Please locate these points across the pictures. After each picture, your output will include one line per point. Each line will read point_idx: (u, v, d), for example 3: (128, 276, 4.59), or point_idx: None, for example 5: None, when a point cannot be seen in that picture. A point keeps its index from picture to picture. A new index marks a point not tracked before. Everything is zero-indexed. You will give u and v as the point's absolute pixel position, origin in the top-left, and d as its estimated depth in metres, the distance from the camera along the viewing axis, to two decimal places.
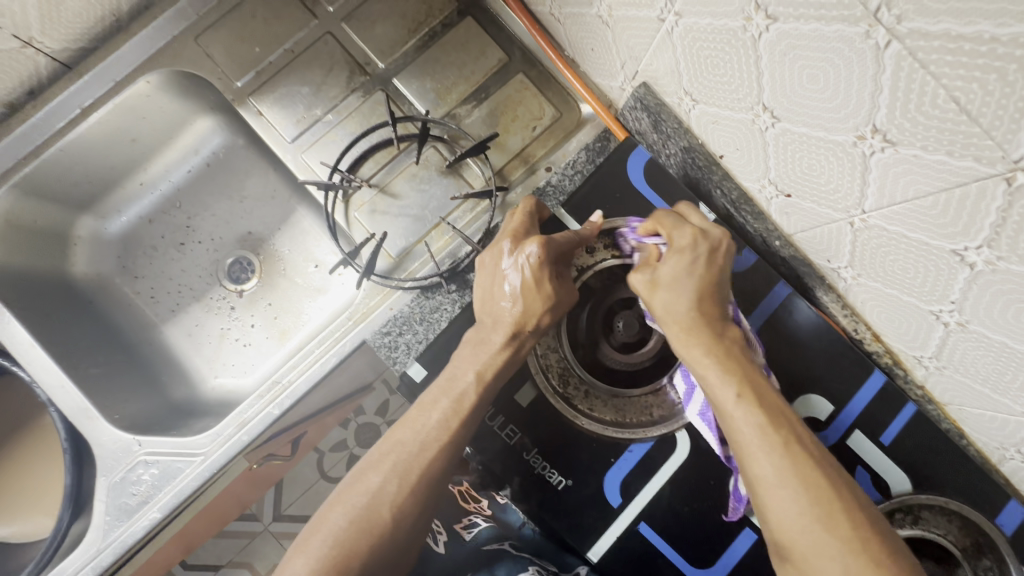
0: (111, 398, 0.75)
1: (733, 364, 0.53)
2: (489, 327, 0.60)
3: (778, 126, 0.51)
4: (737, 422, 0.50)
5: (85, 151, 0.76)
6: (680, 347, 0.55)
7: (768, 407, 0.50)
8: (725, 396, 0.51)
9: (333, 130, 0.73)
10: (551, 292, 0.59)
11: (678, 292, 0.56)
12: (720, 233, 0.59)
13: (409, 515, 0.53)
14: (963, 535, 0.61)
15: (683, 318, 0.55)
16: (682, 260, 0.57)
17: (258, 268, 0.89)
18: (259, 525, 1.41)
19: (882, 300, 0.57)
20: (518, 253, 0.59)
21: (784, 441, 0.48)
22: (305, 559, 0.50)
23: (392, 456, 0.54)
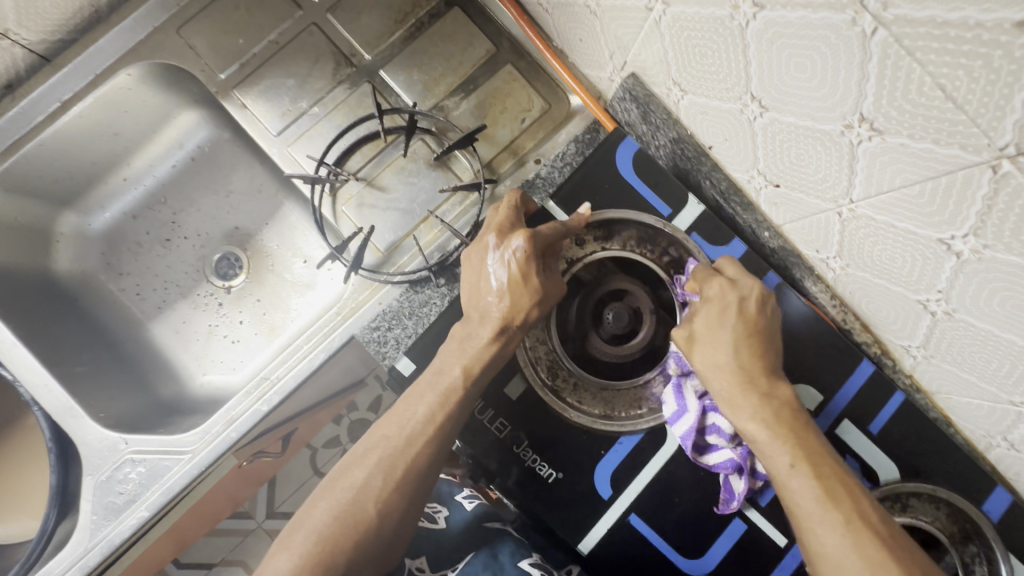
0: (97, 396, 0.74)
1: (784, 426, 0.53)
2: (475, 323, 0.59)
3: (767, 116, 0.50)
4: (795, 496, 0.50)
5: (66, 145, 0.74)
6: (728, 409, 0.55)
7: (826, 477, 0.50)
8: (781, 464, 0.52)
9: (319, 123, 0.72)
10: (539, 286, 0.59)
11: (720, 347, 0.56)
12: (755, 283, 0.58)
13: (394, 510, 0.53)
14: (950, 522, 0.62)
15: (728, 375, 0.55)
16: (712, 312, 0.57)
17: (246, 264, 0.88)
18: (253, 522, 1.40)
19: (870, 289, 0.57)
20: (504, 248, 0.58)
21: (846, 519, 0.48)
22: (288, 555, 0.50)
23: (378, 452, 0.54)
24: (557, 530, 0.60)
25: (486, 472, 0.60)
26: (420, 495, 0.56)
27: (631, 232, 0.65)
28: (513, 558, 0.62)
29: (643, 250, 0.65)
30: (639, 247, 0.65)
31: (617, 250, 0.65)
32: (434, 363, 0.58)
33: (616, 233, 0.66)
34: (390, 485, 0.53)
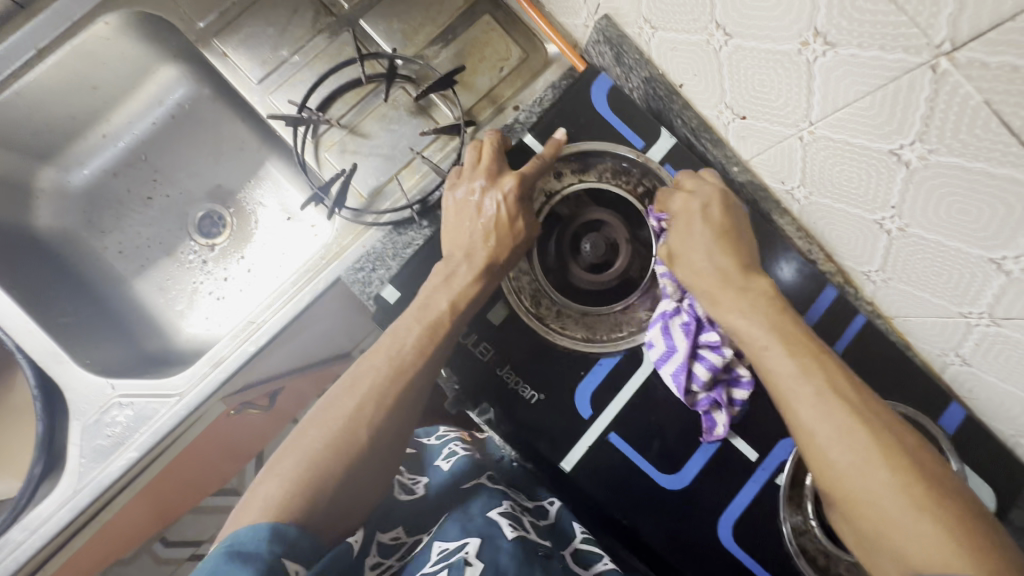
0: (82, 347, 0.74)
1: (760, 310, 0.53)
2: (457, 260, 0.62)
3: (731, 44, 0.53)
4: (773, 376, 0.49)
5: (44, 96, 0.74)
6: (710, 305, 0.57)
7: (801, 355, 0.49)
8: (757, 347, 0.51)
9: (300, 71, 0.72)
10: (528, 227, 0.64)
11: (693, 249, 0.59)
12: (712, 189, 0.61)
13: (385, 440, 0.54)
14: (912, 438, 0.66)
15: (707, 280, 0.57)
16: (681, 224, 0.61)
17: (230, 222, 0.88)
18: (242, 497, 1.37)
19: (833, 216, 0.61)
20: (494, 190, 0.62)
21: (820, 388, 0.46)
22: (278, 481, 0.49)
23: (367, 382, 0.55)
24: (541, 449, 0.64)
25: (473, 394, 0.65)
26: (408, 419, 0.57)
27: (606, 165, 0.69)
28: (483, 508, 0.60)
29: (618, 182, 0.70)
30: (614, 178, 0.70)
31: (593, 181, 0.69)
32: (421, 297, 0.60)
33: (592, 165, 0.70)
34: (384, 403, 0.54)
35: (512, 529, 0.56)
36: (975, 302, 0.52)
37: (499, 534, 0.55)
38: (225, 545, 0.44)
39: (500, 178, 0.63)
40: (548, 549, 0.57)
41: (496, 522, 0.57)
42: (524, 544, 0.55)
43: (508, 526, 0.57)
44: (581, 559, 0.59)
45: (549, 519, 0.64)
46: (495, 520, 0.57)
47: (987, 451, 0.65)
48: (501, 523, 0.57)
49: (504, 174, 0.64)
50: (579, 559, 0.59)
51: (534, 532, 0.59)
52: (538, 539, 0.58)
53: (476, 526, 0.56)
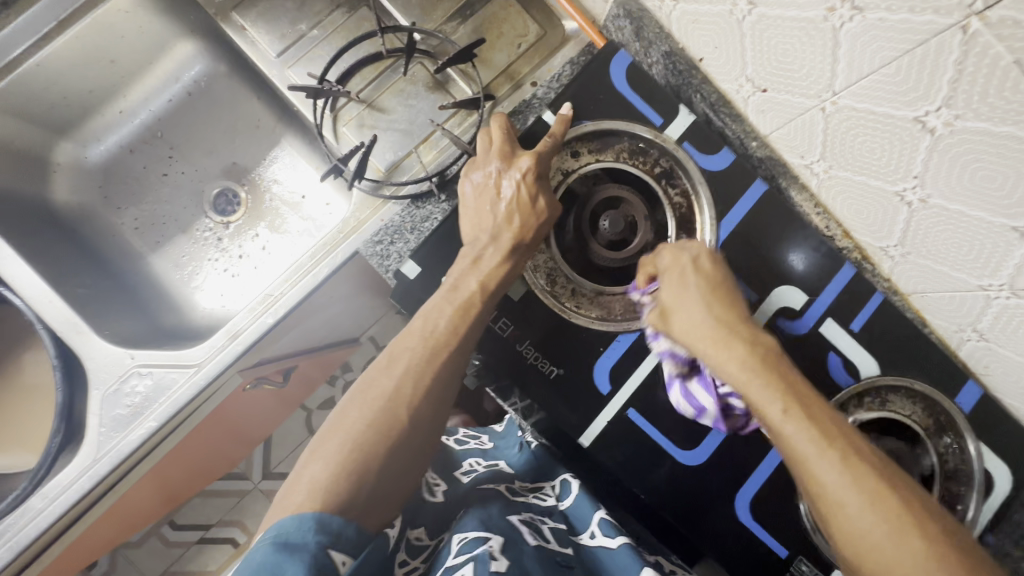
0: (101, 319, 0.75)
1: (770, 369, 0.50)
2: (485, 244, 0.61)
3: (755, 13, 0.53)
4: (792, 441, 0.47)
5: (63, 69, 0.74)
6: (709, 358, 0.54)
7: (817, 418, 0.48)
8: (773, 411, 0.48)
9: (319, 46, 0.73)
10: (546, 206, 0.63)
11: (689, 307, 0.57)
12: (697, 245, 0.61)
13: (425, 417, 0.54)
14: (926, 415, 0.66)
15: (709, 335, 0.54)
16: (674, 281, 0.59)
17: (245, 200, 0.89)
18: (249, 483, 1.32)
19: (852, 189, 0.60)
20: (512, 170, 0.62)
21: (843, 453, 0.46)
22: (323, 463, 0.49)
23: (404, 361, 0.55)
24: (562, 421, 0.65)
25: (493, 369, 0.65)
26: None
27: (623, 145, 0.69)
28: (502, 512, 0.60)
29: (635, 162, 0.69)
30: (631, 159, 0.69)
31: (610, 162, 0.69)
32: (450, 279, 0.60)
33: (610, 146, 0.69)
34: (406, 372, 0.54)
35: (533, 537, 0.57)
36: (996, 274, 0.52)
37: (521, 539, 0.56)
38: (270, 536, 0.44)
39: (515, 158, 0.63)
40: (569, 557, 0.59)
41: (517, 527, 0.58)
42: (544, 552, 0.56)
43: (529, 533, 0.58)
44: (605, 531, 0.63)
45: (568, 502, 0.68)
46: (516, 525, 0.58)
47: (1003, 428, 0.65)
48: (522, 529, 0.58)
49: (518, 154, 0.63)
50: (604, 534, 0.63)
51: (554, 542, 0.60)
52: (559, 546, 0.60)
53: (495, 525, 0.57)
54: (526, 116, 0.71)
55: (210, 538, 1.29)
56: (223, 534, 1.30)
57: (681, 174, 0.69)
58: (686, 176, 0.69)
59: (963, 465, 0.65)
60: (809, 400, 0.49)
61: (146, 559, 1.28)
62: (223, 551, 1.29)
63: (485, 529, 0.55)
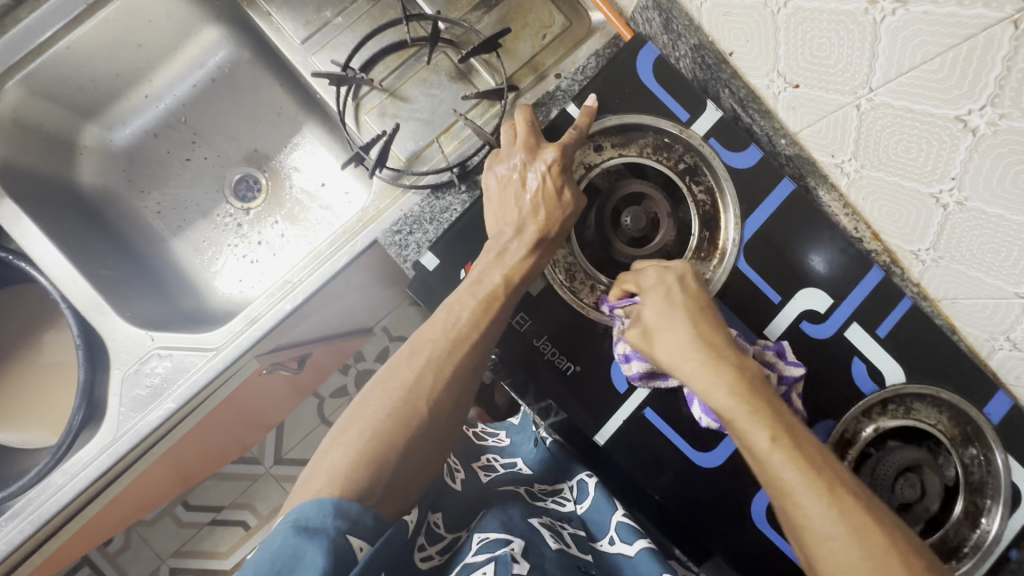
0: (124, 300, 0.76)
1: (755, 394, 0.50)
2: (508, 237, 0.61)
3: (792, 6, 0.52)
4: (779, 473, 0.46)
5: (91, 52, 0.75)
6: (693, 382, 0.53)
7: (803, 447, 0.47)
8: (760, 439, 0.47)
9: (342, 33, 0.72)
10: (570, 200, 0.62)
11: (675, 328, 0.56)
12: (681, 263, 0.61)
13: (444, 411, 0.53)
14: (953, 425, 0.65)
15: (693, 358, 0.54)
16: (658, 300, 0.58)
17: (265, 187, 0.89)
18: (260, 468, 1.33)
19: (884, 190, 0.58)
20: (536, 162, 0.61)
21: (830, 486, 0.44)
22: (343, 451, 0.48)
23: (424, 353, 0.55)
24: (576, 418, 0.64)
25: (509, 364, 0.64)
26: None
27: (647, 140, 0.68)
28: (523, 513, 0.60)
29: (659, 157, 0.68)
30: (655, 154, 0.68)
31: (633, 157, 0.68)
32: (473, 271, 0.60)
33: (632, 140, 0.68)
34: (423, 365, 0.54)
35: (554, 540, 0.57)
36: None
37: (543, 543, 0.56)
38: (290, 519, 0.43)
39: (541, 151, 0.62)
40: (589, 564, 0.59)
41: (538, 530, 0.58)
42: (565, 557, 0.56)
43: (550, 537, 0.58)
44: (623, 537, 0.63)
45: (586, 505, 0.67)
46: (538, 529, 0.58)
47: None
48: (543, 533, 0.58)
49: (544, 146, 0.62)
50: (623, 538, 0.63)
51: (574, 547, 0.59)
52: (579, 553, 0.60)
53: (516, 526, 0.57)
54: (550, 108, 0.70)
55: (221, 520, 1.31)
56: (234, 516, 1.32)
57: (705, 171, 0.68)
58: (710, 173, 0.68)
59: (990, 477, 0.64)
60: (794, 428, 0.49)
61: (158, 539, 1.30)
62: (234, 533, 1.31)
63: (506, 531, 0.55)
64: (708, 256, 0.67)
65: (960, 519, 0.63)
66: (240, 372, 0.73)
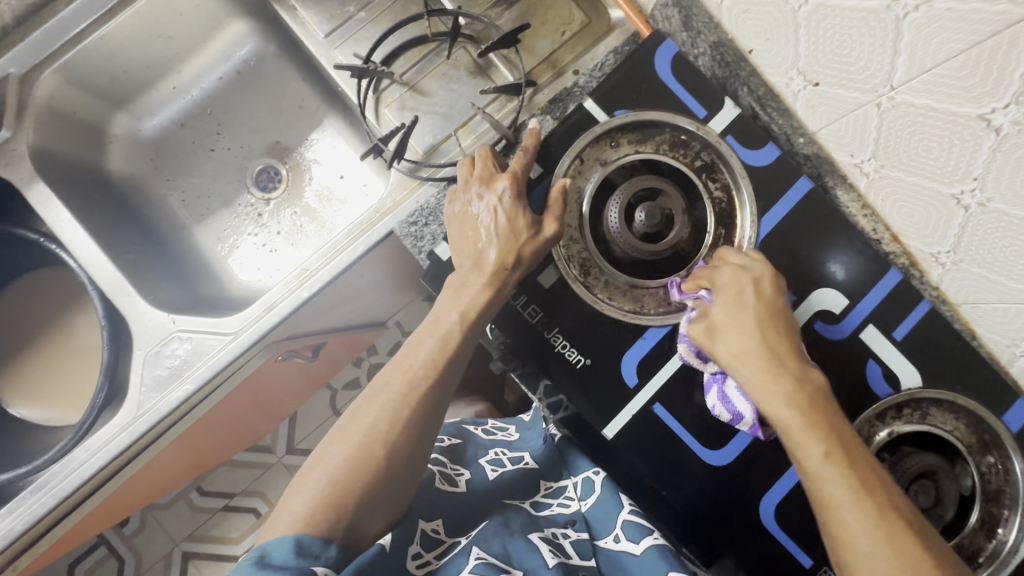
0: (148, 284, 0.78)
1: (817, 410, 0.52)
2: (468, 270, 0.61)
3: (813, 3, 0.51)
4: (825, 484, 0.48)
5: (124, 44, 0.78)
6: (750, 384, 0.55)
7: (858, 467, 0.49)
8: (814, 452, 0.50)
9: (365, 28, 0.74)
10: (528, 223, 0.61)
11: (740, 334, 0.57)
12: (761, 266, 0.61)
13: (402, 453, 0.53)
14: (969, 432, 0.64)
15: (756, 364, 0.55)
16: (729, 301, 0.59)
17: (286, 177, 0.91)
18: (272, 456, 1.36)
19: (905, 191, 0.57)
20: (489, 194, 0.61)
21: (879, 508, 0.47)
22: (301, 498, 0.50)
23: (380, 399, 0.55)
24: (585, 411, 0.65)
25: (520, 355, 0.65)
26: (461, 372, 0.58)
27: (664, 137, 0.68)
28: (523, 530, 0.60)
29: (676, 154, 0.68)
30: (672, 151, 0.68)
31: (649, 153, 0.68)
32: (485, 263, 0.60)
33: (649, 137, 0.68)
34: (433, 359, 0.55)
35: (552, 556, 0.58)
36: None
37: (540, 563, 0.56)
38: (253, 555, 0.46)
39: (493, 182, 0.62)
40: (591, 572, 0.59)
41: (536, 546, 0.58)
42: (564, 571, 0.57)
43: (548, 552, 0.58)
44: (628, 536, 0.62)
45: (591, 501, 0.66)
46: (535, 545, 0.59)
47: None
48: (541, 549, 0.58)
49: (496, 176, 0.62)
50: (628, 539, 0.62)
51: (574, 558, 0.60)
52: (580, 561, 0.60)
53: (515, 550, 0.57)
54: (567, 104, 0.69)
55: (233, 506, 1.34)
56: (246, 504, 1.34)
57: (723, 168, 0.67)
58: (727, 171, 0.67)
59: (1007, 486, 0.62)
60: (852, 445, 0.50)
61: (171, 523, 1.33)
62: (245, 520, 1.33)
63: (506, 564, 0.55)
64: None
65: (975, 528, 0.62)
66: (256, 361, 0.75)
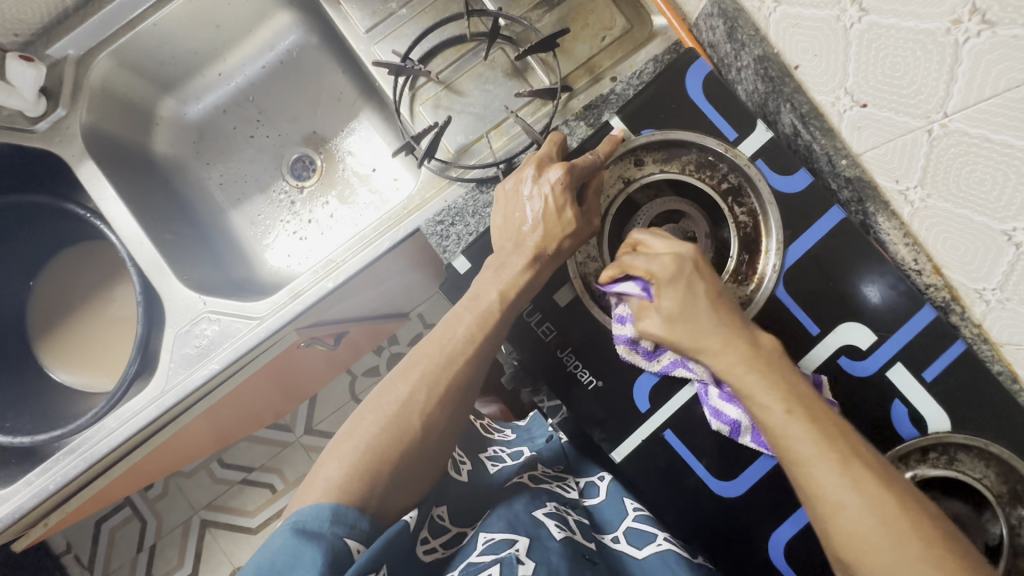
0: (184, 263, 0.81)
1: (773, 371, 0.52)
2: (509, 251, 0.60)
3: (866, 21, 0.49)
4: (792, 442, 0.49)
5: (174, 30, 0.80)
6: (704, 351, 0.55)
7: (819, 419, 0.49)
8: (775, 411, 0.50)
9: (406, 25, 0.74)
10: (572, 220, 0.60)
11: (692, 306, 0.56)
12: (694, 249, 0.58)
13: (438, 424, 0.54)
14: (1000, 482, 0.60)
15: (715, 342, 0.54)
16: (678, 288, 0.56)
17: (319, 168, 0.93)
18: (291, 436, 1.39)
19: (950, 223, 0.53)
20: (541, 180, 0.60)
21: (842, 454, 0.47)
22: (338, 463, 0.50)
23: (420, 367, 0.55)
24: (594, 435, 0.64)
25: (532, 372, 0.65)
26: (479, 377, 0.58)
27: (691, 157, 0.66)
28: (528, 508, 0.60)
29: (702, 176, 0.66)
30: (698, 172, 0.67)
31: (675, 173, 0.66)
32: (505, 267, 0.60)
33: (676, 156, 0.67)
34: (450, 360, 0.56)
35: (559, 530, 0.57)
36: None
37: (547, 535, 0.56)
38: (291, 521, 0.46)
39: (549, 168, 0.61)
40: (593, 552, 0.59)
41: (543, 522, 0.58)
42: (571, 546, 0.56)
43: (555, 527, 0.57)
44: (631, 540, 0.65)
45: (597, 499, 0.69)
46: (542, 520, 0.58)
47: None
48: (548, 524, 0.57)
49: (553, 165, 0.61)
50: (630, 542, 0.65)
51: (579, 535, 0.60)
52: (584, 539, 0.60)
53: (521, 524, 0.57)
54: (603, 111, 0.69)
55: (252, 480, 1.38)
56: (264, 479, 1.38)
57: (750, 192, 0.66)
58: (755, 196, 0.66)
59: None
60: (809, 400, 0.51)
61: (193, 491, 1.38)
62: (261, 494, 1.37)
63: (511, 530, 0.55)
64: (745, 280, 0.66)
65: None
66: (280, 347, 0.78)
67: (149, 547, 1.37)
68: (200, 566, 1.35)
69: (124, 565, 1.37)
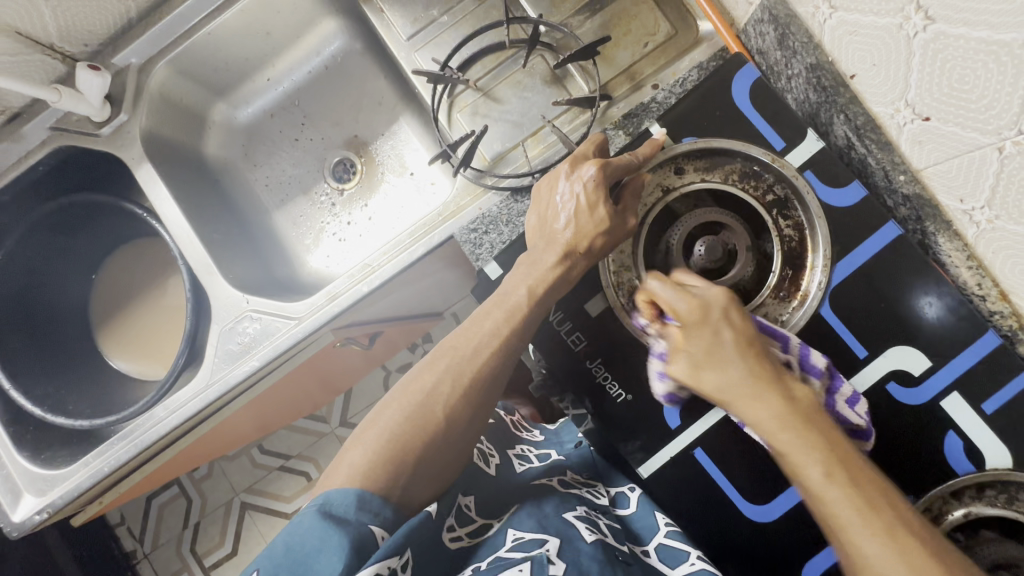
0: (229, 261, 0.84)
1: (809, 428, 0.48)
2: (542, 248, 0.60)
3: (932, 30, 0.46)
4: (833, 507, 0.45)
5: (227, 38, 0.84)
6: (746, 412, 0.51)
7: (862, 483, 0.45)
8: (813, 474, 0.46)
9: (446, 32, 0.75)
10: (605, 217, 0.59)
11: (721, 361, 0.52)
12: (723, 291, 0.54)
13: (461, 420, 0.54)
14: None
15: (742, 392, 0.51)
16: (706, 330, 0.53)
17: (359, 170, 0.95)
18: (327, 427, 1.44)
19: (1019, 248, 0.48)
20: (574, 177, 0.59)
21: (890, 526, 0.43)
22: (362, 450, 0.50)
23: (446, 361, 0.56)
24: (622, 448, 0.63)
25: (561, 382, 0.64)
26: (505, 382, 0.58)
27: (734, 166, 0.64)
28: (558, 510, 0.58)
29: (745, 186, 0.64)
30: (741, 182, 0.64)
31: (717, 183, 0.64)
32: (535, 274, 0.59)
33: (719, 165, 0.65)
34: (477, 362, 0.56)
35: (589, 532, 0.55)
36: None
37: (577, 536, 0.54)
38: (318, 504, 0.46)
39: (583, 164, 0.60)
40: (627, 554, 0.56)
41: (573, 523, 0.56)
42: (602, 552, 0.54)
43: (585, 529, 0.55)
44: (663, 558, 0.58)
45: (629, 509, 0.64)
46: (572, 522, 0.56)
47: None
48: (578, 525, 0.56)
49: (587, 162, 0.61)
50: (661, 559, 0.58)
51: (611, 537, 0.57)
52: (615, 542, 0.57)
53: (552, 524, 0.55)
54: (643, 120, 0.67)
55: (289, 468, 1.43)
56: (300, 467, 1.43)
57: (797, 205, 0.63)
58: (802, 209, 0.63)
59: None
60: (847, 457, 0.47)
61: (235, 474, 1.45)
62: (298, 483, 1.42)
63: (541, 531, 0.54)
64: (788, 296, 0.63)
65: None
66: (316, 346, 0.80)
67: (194, 524, 1.44)
68: (239, 545, 1.41)
69: (171, 540, 1.45)
